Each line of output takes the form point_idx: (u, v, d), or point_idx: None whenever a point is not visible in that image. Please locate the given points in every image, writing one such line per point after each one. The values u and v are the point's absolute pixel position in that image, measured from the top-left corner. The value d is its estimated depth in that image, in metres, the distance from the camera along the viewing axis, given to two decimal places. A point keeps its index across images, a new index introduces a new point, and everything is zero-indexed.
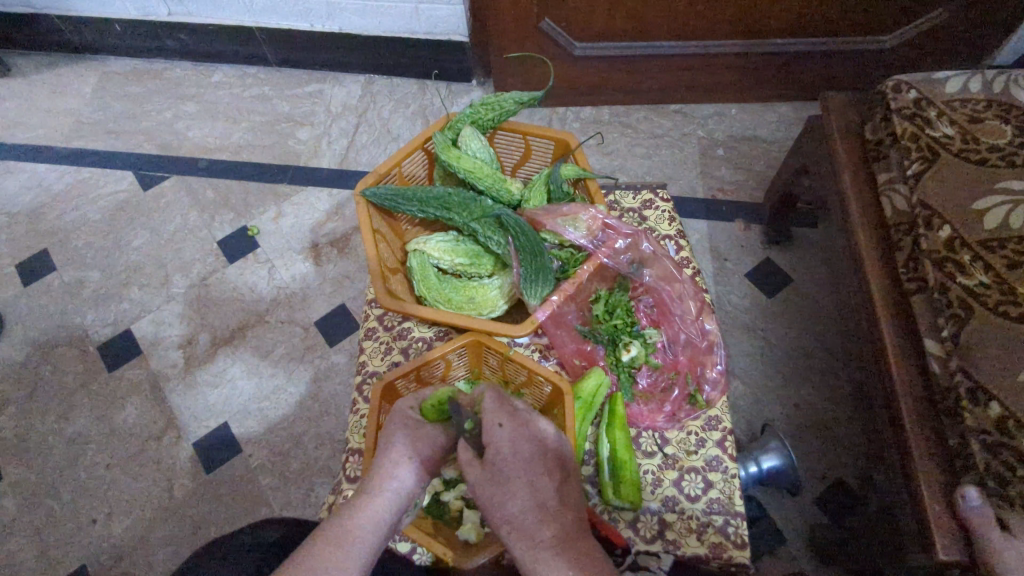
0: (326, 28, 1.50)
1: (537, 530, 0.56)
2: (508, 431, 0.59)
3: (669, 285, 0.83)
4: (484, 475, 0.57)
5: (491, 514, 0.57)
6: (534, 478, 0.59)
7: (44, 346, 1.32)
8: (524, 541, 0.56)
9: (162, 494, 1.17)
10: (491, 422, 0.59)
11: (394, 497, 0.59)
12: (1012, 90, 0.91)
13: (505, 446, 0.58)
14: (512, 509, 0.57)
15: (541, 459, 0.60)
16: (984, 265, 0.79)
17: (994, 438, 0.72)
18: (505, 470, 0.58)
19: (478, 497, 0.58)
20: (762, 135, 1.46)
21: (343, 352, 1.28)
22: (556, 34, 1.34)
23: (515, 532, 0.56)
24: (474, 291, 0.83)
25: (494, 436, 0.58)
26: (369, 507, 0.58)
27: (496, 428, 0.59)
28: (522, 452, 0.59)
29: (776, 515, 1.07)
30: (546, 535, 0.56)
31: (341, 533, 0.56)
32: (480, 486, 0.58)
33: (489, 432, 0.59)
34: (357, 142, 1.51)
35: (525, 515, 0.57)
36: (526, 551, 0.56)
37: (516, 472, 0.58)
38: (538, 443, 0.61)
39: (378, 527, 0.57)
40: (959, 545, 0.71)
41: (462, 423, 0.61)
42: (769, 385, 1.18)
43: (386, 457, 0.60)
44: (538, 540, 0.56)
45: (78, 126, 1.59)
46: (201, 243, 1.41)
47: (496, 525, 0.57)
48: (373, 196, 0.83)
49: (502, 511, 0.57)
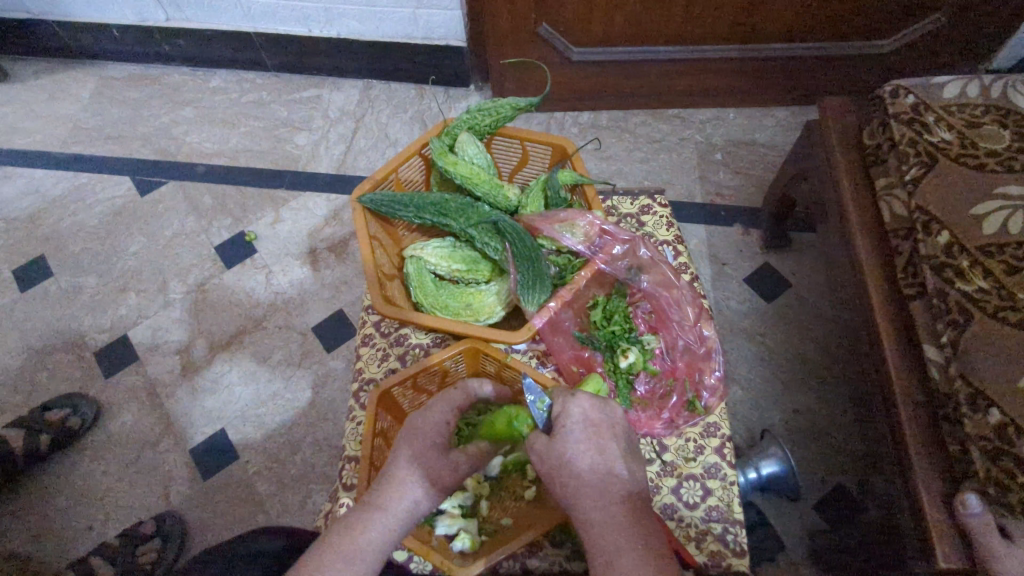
0: (324, 34, 1.50)
1: (607, 495, 0.56)
2: (583, 400, 0.60)
3: (667, 290, 0.82)
4: (554, 441, 0.58)
5: (560, 473, 0.57)
6: (603, 443, 0.59)
7: (42, 352, 1.31)
8: (596, 501, 0.56)
9: (159, 500, 1.17)
10: (565, 393, 0.61)
11: (407, 515, 0.59)
12: (1010, 95, 0.91)
13: (577, 413, 0.59)
14: (582, 469, 0.57)
15: (609, 423, 0.60)
16: (983, 270, 0.79)
17: (995, 446, 0.71)
18: (575, 435, 0.58)
19: (546, 462, 0.58)
20: (760, 139, 1.46)
21: (341, 358, 1.27)
22: (554, 39, 1.33)
23: (583, 495, 0.56)
24: (471, 297, 0.83)
25: (567, 405, 0.60)
26: (380, 524, 0.57)
27: (569, 397, 0.60)
28: (589, 418, 0.59)
29: (775, 521, 1.07)
30: (616, 500, 0.56)
31: (351, 546, 0.56)
32: (549, 452, 0.58)
33: (562, 403, 0.60)
34: (355, 147, 1.51)
35: (595, 477, 0.57)
36: (595, 512, 0.56)
37: (586, 437, 0.58)
38: (605, 412, 0.60)
39: (387, 543, 0.58)
40: (961, 552, 0.71)
41: (536, 402, 0.64)
42: (768, 390, 1.18)
43: (404, 475, 0.59)
44: (608, 505, 0.56)
45: (75, 131, 1.59)
46: (199, 248, 1.41)
47: (565, 486, 0.57)
48: (369, 202, 0.83)
49: (572, 471, 0.57)
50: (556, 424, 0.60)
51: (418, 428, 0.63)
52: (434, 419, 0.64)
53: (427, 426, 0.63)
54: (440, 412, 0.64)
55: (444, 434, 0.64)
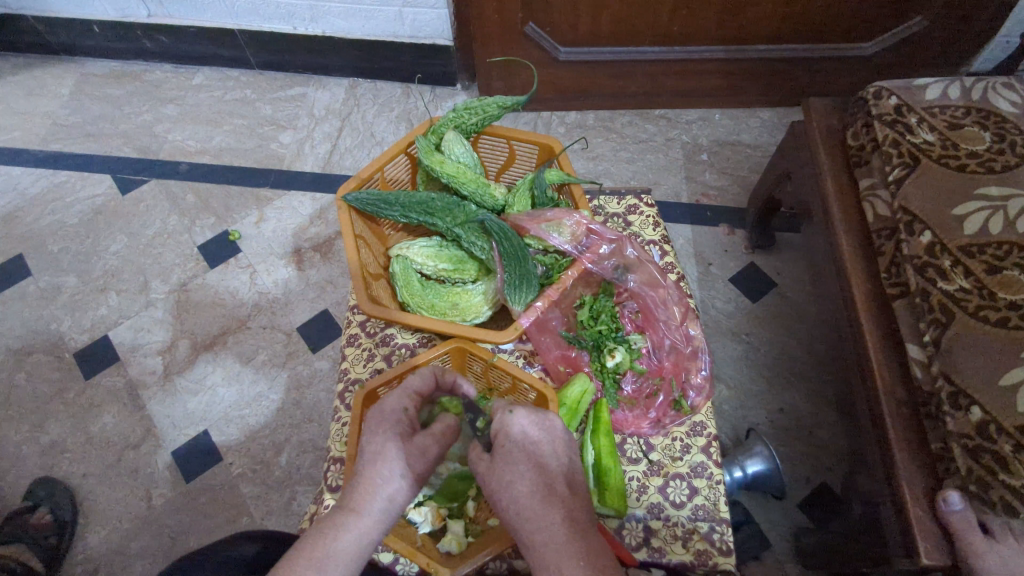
0: (309, 32, 1.48)
1: (545, 514, 0.52)
2: (521, 416, 0.58)
3: (653, 290, 0.82)
4: (491, 460, 0.56)
5: (498, 495, 0.54)
6: (543, 460, 0.56)
7: (19, 354, 1.28)
8: (532, 523, 0.52)
9: (140, 504, 1.15)
10: (502, 410, 0.59)
11: (380, 515, 0.55)
12: (990, 98, 0.92)
13: (516, 430, 0.57)
14: (519, 489, 0.53)
15: (549, 441, 0.58)
16: (964, 269, 0.80)
17: (976, 443, 0.72)
18: (513, 452, 0.56)
19: (486, 483, 0.56)
20: (746, 140, 1.47)
21: (326, 358, 1.26)
22: (540, 39, 1.34)
23: (521, 517, 0.52)
24: (458, 296, 0.82)
25: (504, 421, 0.58)
26: (354, 528, 0.53)
27: (508, 413, 0.58)
28: (529, 434, 0.58)
29: (761, 520, 1.08)
30: (554, 519, 0.52)
31: (323, 556, 0.51)
32: (488, 473, 0.56)
33: (500, 420, 0.59)
34: (340, 146, 1.50)
35: (532, 497, 0.53)
36: (534, 534, 0.51)
37: (525, 453, 0.56)
38: (545, 427, 0.59)
39: (362, 550, 0.53)
40: (943, 548, 0.72)
41: (475, 422, 0.67)
42: (753, 389, 1.19)
43: (374, 472, 0.56)
44: (546, 525, 0.51)
45: (54, 128, 1.56)
46: (182, 248, 1.39)
47: (503, 509, 0.54)
48: (354, 200, 0.82)
49: (509, 492, 0.54)
50: (494, 442, 0.58)
51: (375, 417, 0.61)
52: (390, 407, 0.62)
53: (389, 413, 0.62)
54: (396, 401, 0.63)
55: (405, 420, 0.62)
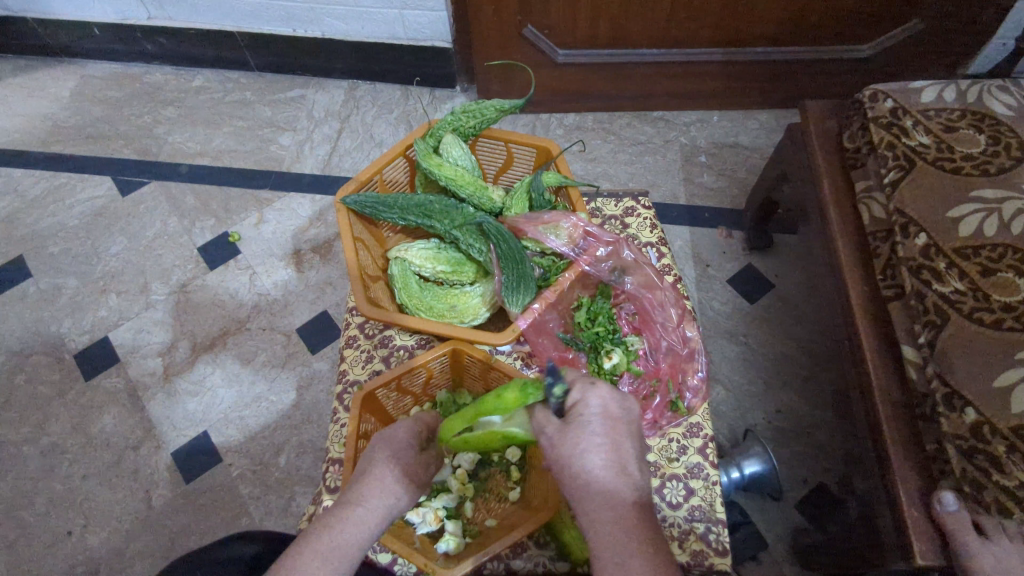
0: (309, 33, 1.49)
1: (615, 494, 0.53)
2: (602, 391, 0.58)
3: (650, 292, 0.83)
4: (565, 430, 0.56)
5: (570, 464, 0.55)
6: (620, 439, 0.56)
7: (20, 355, 1.29)
8: (604, 500, 0.53)
9: (140, 503, 1.15)
10: (585, 383, 0.59)
11: (384, 512, 0.56)
12: (986, 100, 0.93)
13: (596, 404, 0.57)
14: (593, 464, 0.54)
15: (627, 420, 0.58)
16: (959, 272, 0.81)
17: (970, 444, 0.73)
18: (590, 428, 0.56)
19: (557, 450, 0.56)
20: (743, 142, 1.48)
21: (326, 359, 1.27)
22: (539, 41, 1.34)
23: (591, 490, 0.54)
24: (456, 299, 0.82)
25: (586, 395, 0.58)
26: (356, 524, 0.55)
27: (590, 387, 0.58)
28: (607, 410, 0.57)
29: (759, 520, 1.08)
30: (626, 500, 0.53)
31: (327, 547, 0.53)
32: (561, 438, 0.56)
33: (581, 392, 0.58)
34: (340, 148, 1.50)
35: (606, 475, 0.54)
36: (601, 510, 0.53)
37: (603, 428, 0.56)
38: (623, 406, 0.58)
39: (362, 543, 0.54)
40: (936, 548, 0.73)
41: (553, 388, 0.59)
42: (751, 390, 1.19)
43: (380, 472, 0.58)
44: (618, 504, 0.53)
45: (54, 130, 1.56)
46: (180, 249, 1.39)
47: (571, 478, 0.55)
48: (354, 202, 0.82)
49: (583, 464, 0.54)
50: (572, 412, 0.57)
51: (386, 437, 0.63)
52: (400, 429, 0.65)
53: (399, 435, 0.63)
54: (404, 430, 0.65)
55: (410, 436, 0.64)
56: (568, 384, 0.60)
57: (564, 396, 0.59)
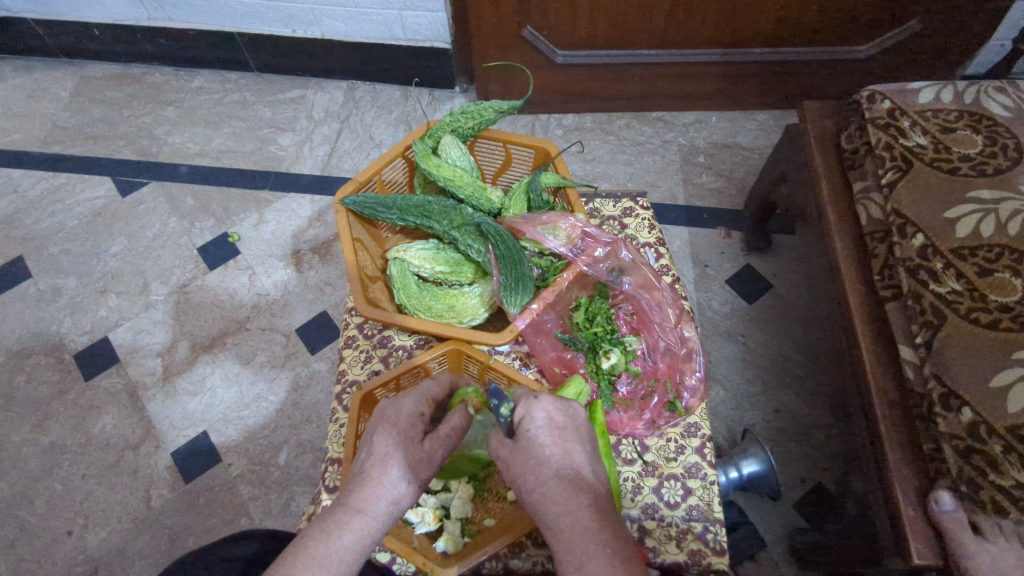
0: (308, 34, 1.49)
1: (572, 497, 0.52)
2: (546, 402, 0.59)
3: (648, 292, 0.83)
4: (516, 446, 0.57)
5: (524, 478, 0.55)
6: (569, 446, 0.57)
7: (20, 355, 1.29)
8: (560, 506, 0.52)
9: (139, 503, 1.16)
10: (527, 396, 0.60)
11: (385, 515, 0.56)
12: (983, 101, 0.93)
13: (541, 415, 0.58)
14: (545, 473, 0.54)
15: (574, 427, 0.58)
16: (956, 272, 0.81)
17: (966, 444, 0.73)
18: (539, 439, 0.56)
19: (511, 468, 0.57)
20: (742, 142, 1.48)
21: (325, 360, 1.27)
22: (538, 42, 1.34)
23: (546, 498, 0.53)
24: (455, 299, 0.82)
25: (529, 407, 0.59)
26: (358, 528, 0.54)
27: (534, 400, 0.59)
28: (553, 420, 0.58)
29: (757, 520, 1.08)
30: (582, 503, 0.52)
31: (327, 552, 0.51)
32: (513, 456, 0.57)
33: (524, 406, 0.59)
34: (339, 149, 1.51)
35: (558, 481, 0.54)
36: (561, 516, 0.52)
37: (551, 439, 0.57)
38: (569, 413, 0.59)
39: (365, 547, 0.54)
40: (933, 547, 0.73)
41: (501, 408, 0.60)
42: (749, 390, 1.19)
43: (383, 472, 0.57)
44: (573, 509, 0.52)
45: (55, 131, 1.56)
46: (180, 250, 1.39)
47: (527, 494, 0.55)
48: (353, 203, 0.82)
49: (538, 474, 0.54)
50: (520, 428, 0.58)
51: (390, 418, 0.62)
52: (406, 411, 0.64)
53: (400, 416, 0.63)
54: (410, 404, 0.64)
55: (419, 424, 0.63)
56: (513, 401, 0.61)
57: (512, 414, 0.60)
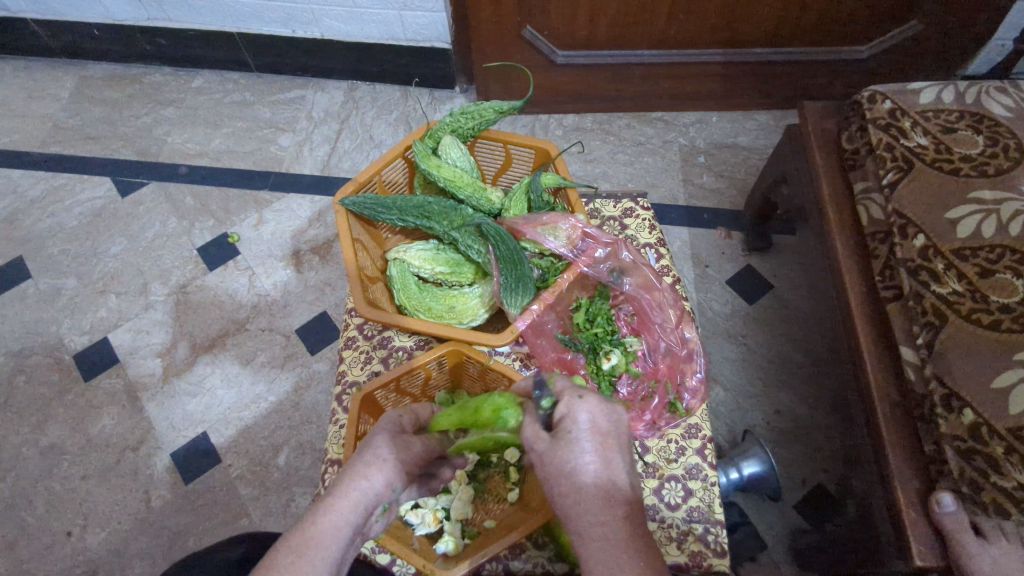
0: (308, 34, 1.49)
1: (606, 509, 0.51)
2: (590, 403, 0.56)
3: (649, 293, 0.83)
4: (553, 445, 0.54)
5: (559, 480, 0.53)
6: (610, 454, 0.54)
7: (19, 356, 1.29)
8: (594, 517, 0.50)
9: (139, 504, 1.15)
10: (572, 394, 0.56)
11: (364, 498, 0.53)
12: (984, 101, 0.93)
13: (584, 416, 0.55)
14: (582, 481, 0.52)
15: (617, 434, 0.55)
16: (957, 273, 0.81)
17: (968, 445, 0.72)
18: (578, 442, 0.53)
19: (545, 465, 0.54)
20: (742, 143, 1.48)
21: (324, 361, 1.27)
22: (538, 42, 1.34)
23: (580, 506, 0.51)
24: (455, 299, 0.82)
25: (572, 407, 0.55)
26: (334, 511, 0.52)
27: (577, 399, 0.56)
28: (596, 423, 0.55)
29: (757, 521, 1.08)
30: (616, 517, 0.50)
31: (303, 539, 0.50)
32: (548, 453, 0.54)
33: (567, 404, 0.56)
34: (339, 149, 1.50)
35: (595, 491, 0.51)
36: (593, 526, 0.50)
37: (592, 443, 0.53)
38: (613, 417, 0.56)
39: (342, 531, 0.51)
40: (935, 549, 0.73)
41: (541, 401, 0.59)
42: (750, 391, 1.19)
43: (359, 458, 0.56)
44: (608, 521, 0.50)
45: (54, 131, 1.56)
46: (180, 250, 1.39)
47: (560, 496, 0.52)
48: (353, 204, 0.82)
49: (573, 479, 0.52)
50: (560, 426, 0.55)
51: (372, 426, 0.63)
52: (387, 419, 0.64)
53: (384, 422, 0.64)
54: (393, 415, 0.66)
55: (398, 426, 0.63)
56: (556, 395, 0.58)
57: (553, 409, 0.58)
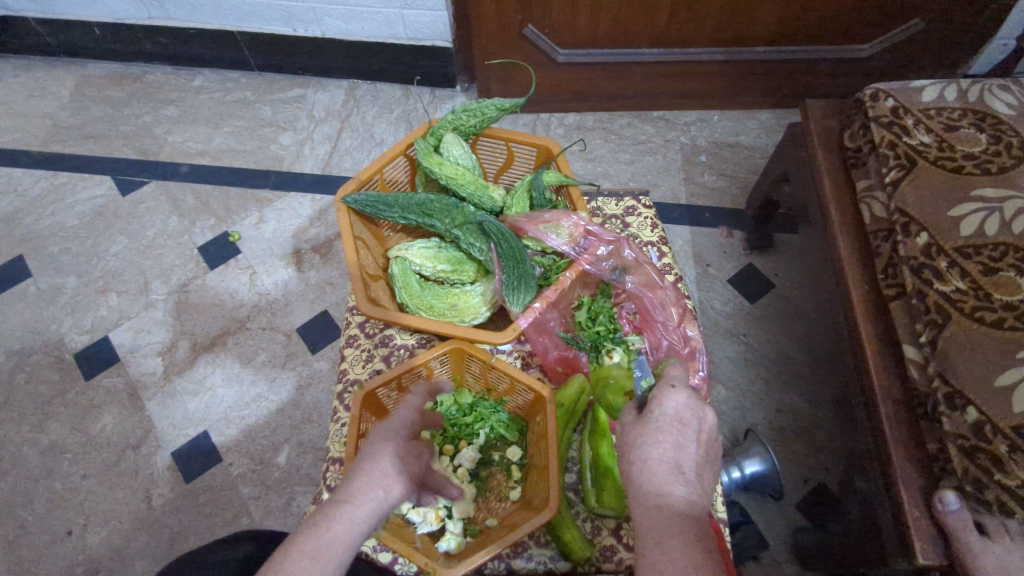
0: (309, 33, 1.49)
1: (668, 486, 0.52)
2: (680, 393, 0.58)
3: (651, 291, 0.82)
4: (637, 424, 0.58)
5: (636, 453, 0.55)
6: (684, 442, 0.55)
7: (19, 355, 1.29)
8: (656, 490, 0.52)
9: (139, 503, 1.15)
10: (666, 381, 0.59)
11: (373, 510, 0.54)
12: (987, 99, 0.93)
13: (671, 403, 0.57)
14: (656, 458, 0.54)
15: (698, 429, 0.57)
16: (961, 271, 0.81)
17: (972, 443, 0.72)
18: (661, 423, 0.56)
19: (627, 440, 0.57)
20: (744, 141, 1.48)
21: (325, 360, 1.26)
22: (539, 40, 1.34)
23: (646, 479, 0.53)
24: (457, 297, 0.82)
25: (663, 392, 0.58)
26: (346, 518, 0.53)
27: (669, 387, 0.58)
28: (682, 413, 0.57)
29: (759, 520, 1.08)
30: (677, 499, 0.51)
31: (316, 545, 0.51)
32: (634, 429, 0.57)
33: (660, 389, 0.59)
34: (340, 148, 1.50)
35: (664, 472, 0.53)
36: (652, 498, 0.52)
37: (671, 425, 0.56)
38: (699, 414, 0.58)
39: (352, 541, 0.52)
40: (937, 547, 0.73)
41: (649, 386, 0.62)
42: (752, 390, 1.19)
43: (372, 465, 0.57)
44: (668, 500, 0.51)
45: (55, 130, 1.56)
46: (180, 249, 1.39)
47: (632, 466, 0.55)
48: (355, 201, 0.82)
49: (645, 452, 0.54)
50: (649, 405, 0.58)
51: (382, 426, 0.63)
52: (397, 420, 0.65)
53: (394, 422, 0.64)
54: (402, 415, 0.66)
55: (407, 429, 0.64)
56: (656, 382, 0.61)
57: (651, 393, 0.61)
